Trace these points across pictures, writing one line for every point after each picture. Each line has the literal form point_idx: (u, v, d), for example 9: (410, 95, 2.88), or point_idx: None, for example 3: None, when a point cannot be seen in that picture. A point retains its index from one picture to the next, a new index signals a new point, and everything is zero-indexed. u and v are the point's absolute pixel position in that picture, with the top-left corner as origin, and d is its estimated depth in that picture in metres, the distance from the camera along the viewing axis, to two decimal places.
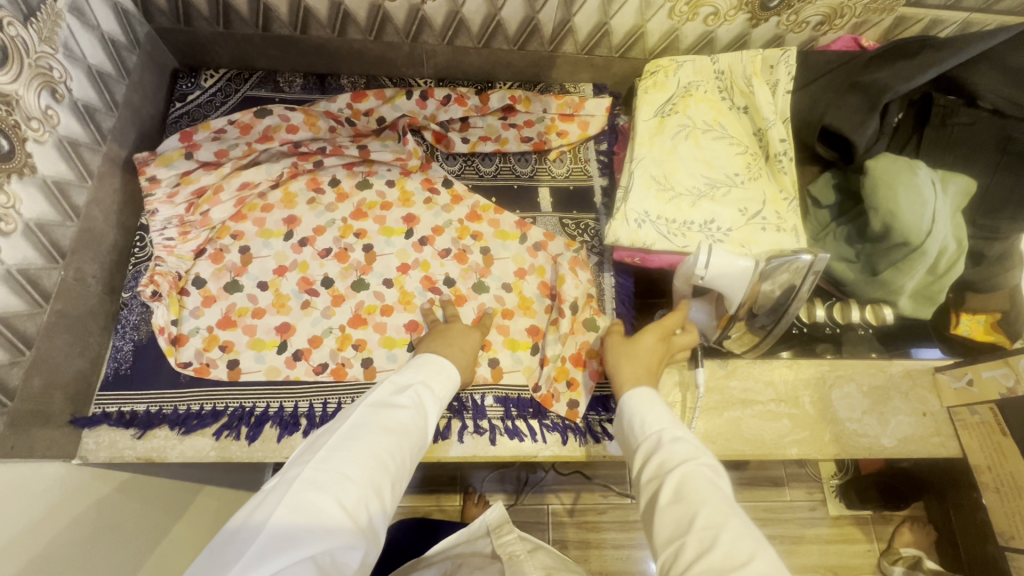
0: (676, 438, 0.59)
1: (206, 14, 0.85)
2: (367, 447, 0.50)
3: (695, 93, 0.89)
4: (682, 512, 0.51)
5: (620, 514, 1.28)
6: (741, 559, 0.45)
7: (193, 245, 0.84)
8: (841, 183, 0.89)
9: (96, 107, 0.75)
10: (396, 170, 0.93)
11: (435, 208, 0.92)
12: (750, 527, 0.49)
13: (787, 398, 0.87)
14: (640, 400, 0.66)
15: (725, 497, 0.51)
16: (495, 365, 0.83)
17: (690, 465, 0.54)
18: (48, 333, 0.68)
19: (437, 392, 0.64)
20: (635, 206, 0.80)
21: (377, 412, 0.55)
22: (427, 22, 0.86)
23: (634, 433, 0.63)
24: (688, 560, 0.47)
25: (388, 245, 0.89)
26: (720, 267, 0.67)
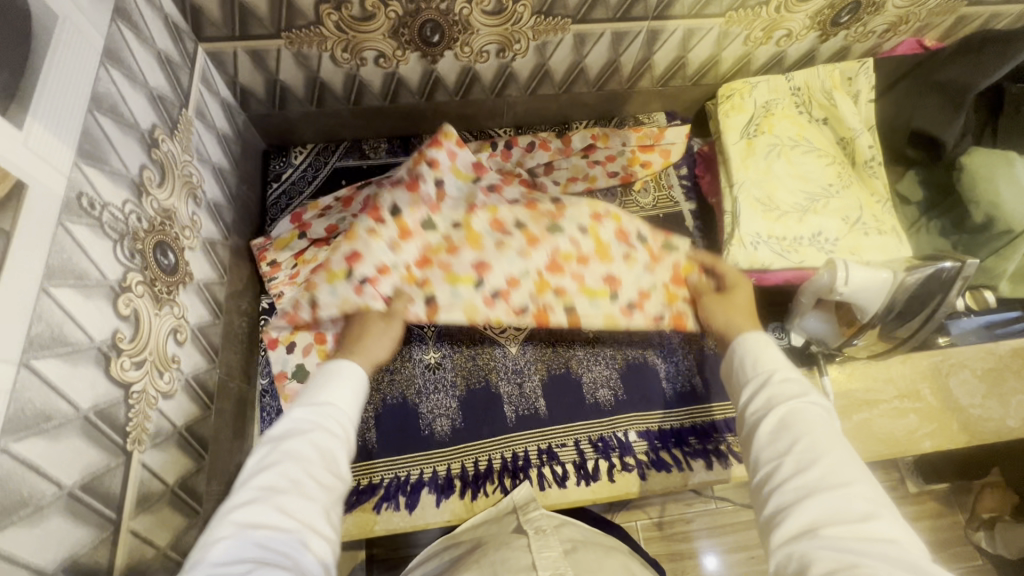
0: (789, 376, 0.58)
1: (301, 96, 0.87)
2: (264, 481, 0.47)
3: (776, 111, 0.92)
4: (785, 440, 0.53)
5: (709, 520, 1.30)
6: (842, 484, 0.47)
7: (284, 310, 0.78)
8: (927, 177, 0.92)
9: (221, 203, 0.77)
10: (461, 207, 0.79)
11: (510, 252, 0.77)
12: (854, 460, 0.50)
13: (909, 393, 0.89)
14: (756, 341, 0.63)
15: (832, 434, 0.53)
16: (571, 311, 0.78)
17: (805, 400, 0.55)
18: (216, 434, 0.69)
19: (342, 402, 0.57)
20: (747, 229, 0.82)
21: (267, 453, 0.50)
22: (514, 77, 0.89)
23: (745, 368, 0.62)
24: (788, 476, 0.50)
25: (454, 296, 0.74)
26: (861, 281, 0.70)
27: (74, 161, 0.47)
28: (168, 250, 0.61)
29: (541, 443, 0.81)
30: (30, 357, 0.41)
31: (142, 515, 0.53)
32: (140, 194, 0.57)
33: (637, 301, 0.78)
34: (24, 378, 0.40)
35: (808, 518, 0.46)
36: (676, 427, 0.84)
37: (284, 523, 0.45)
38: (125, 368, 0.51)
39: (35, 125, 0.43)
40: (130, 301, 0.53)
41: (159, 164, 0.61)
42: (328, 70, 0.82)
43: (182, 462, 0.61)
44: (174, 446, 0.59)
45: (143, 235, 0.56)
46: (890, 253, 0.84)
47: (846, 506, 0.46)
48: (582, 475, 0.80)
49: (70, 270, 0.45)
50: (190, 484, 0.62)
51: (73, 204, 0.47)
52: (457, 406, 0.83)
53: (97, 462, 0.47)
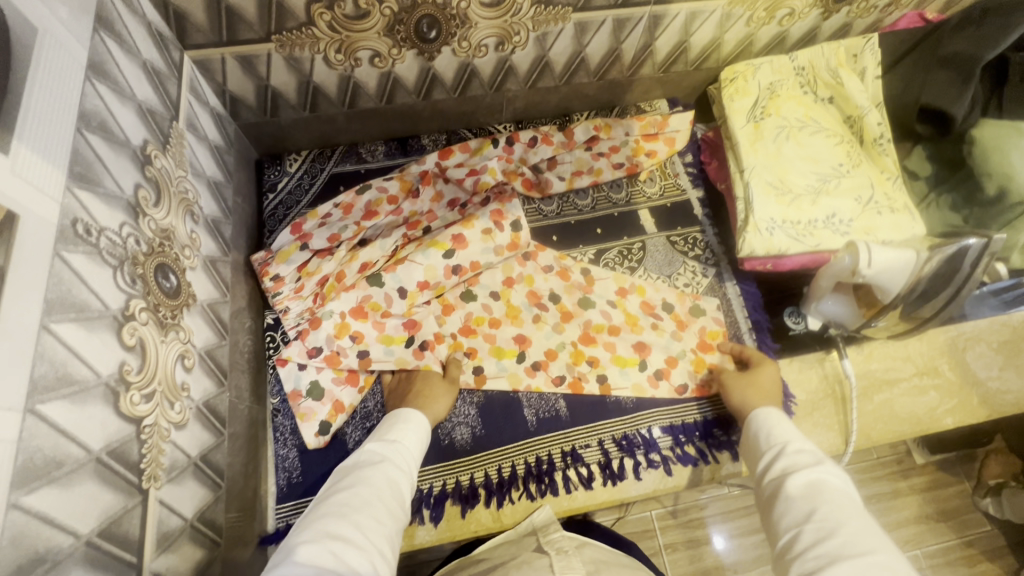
0: (802, 449, 0.60)
1: (294, 102, 0.83)
2: (341, 498, 0.50)
3: (781, 93, 0.90)
4: (803, 507, 0.52)
5: (724, 505, 1.29)
6: (858, 551, 0.46)
7: (311, 345, 0.77)
8: (935, 154, 0.91)
9: (219, 218, 0.73)
10: (500, 279, 0.87)
11: (545, 328, 0.85)
12: (881, 535, 0.48)
13: (927, 370, 0.89)
14: (772, 416, 0.67)
15: (851, 503, 0.52)
16: (604, 381, 0.82)
17: (819, 470, 0.56)
18: (230, 459, 0.66)
19: (408, 444, 0.62)
20: (762, 215, 0.81)
21: (344, 475, 0.54)
22: (513, 70, 0.86)
23: (761, 443, 0.65)
24: (807, 542, 0.49)
25: (500, 366, 0.82)
26: (884, 263, 0.69)
27: (67, 185, 0.44)
28: (169, 272, 0.58)
29: (565, 445, 0.79)
30: (35, 402, 0.38)
31: (164, 555, 0.50)
32: (137, 215, 0.54)
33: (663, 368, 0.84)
34: (31, 426, 0.37)
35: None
36: (700, 420, 0.82)
37: (366, 534, 0.46)
38: (135, 402, 0.48)
39: (23, 150, 0.40)
40: (135, 330, 0.50)
41: (154, 182, 0.58)
42: (321, 73, 0.79)
43: (200, 494, 0.58)
44: (190, 477, 0.56)
45: (142, 258, 0.53)
46: (904, 231, 0.83)
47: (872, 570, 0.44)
48: (608, 474, 0.78)
49: (70, 303, 0.42)
50: (208, 515, 0.59)
51: (68, 232, 0.43)
52: (475, 414, 0.80)
53: (114, 504, 0.44)
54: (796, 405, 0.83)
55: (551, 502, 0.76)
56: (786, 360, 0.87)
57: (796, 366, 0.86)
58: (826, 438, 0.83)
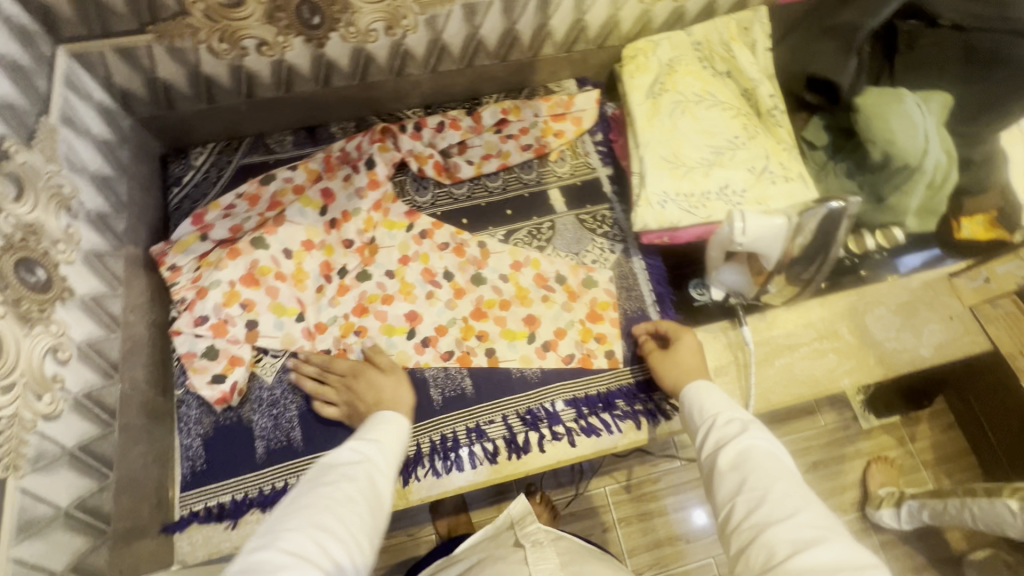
0: (733, 416, 0.63)
1: (188, 93, 0.83)
2: (327, 490, 0.52)
3: (679, 68, 0.92)
4: (736, 479, 0.55)
5: (674, 477, 1.32)
6: (785, 514, 0.49)
7: (198, 314, 0.78)
8: (830, 123, 0.94)
9: (107, 212, 0.73)
10: (396, 257, 0.89)
11: (438, 304, 0.87)
12: (803, 492, 0.52)
13: (828, 334, 0.92)
14: (700, 391, 0.69)
15: (781, 468, 0.55)
16: (492, 354, 0.85)
17: (748, 437, 0.59)
18: (122, 450, 0.67)
19: (386, 439, 0.63)
20: (655, 189, 0.82)
21: (329, 469, 0.56)
22: (410, 55, 0.86)
23: (695, 417, 0.67)
24: (741, 515, 0.52)
25: (390, 345, 0.84)
26: (758, 229, 0.71)
27: None
28: (36, 267, 0.58)
29: (469, 422, 0.81)
30: None
31: (29, 542, 0.51)
32: None
33: (551, 339, 0.86)
34: None
35: (765, 553, 0.47)
36: (604, 391, 0.84)
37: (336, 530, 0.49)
38: None
39: None
40: None
41: (15, 177, 0.58)
42: (209, 64, 0.78)
43: (79, 483, 0.59)
44: (65, 467, 0.57)
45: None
46: (796, 200, 0.86)
47: (797, 532, 0.47)
48: (513, 448, 0.80)
49: None
50: (91, 504, 0.60)
51: None
52: None
53: None
54: (696, 371, 0.85)
55: (455, 477, 0.79)
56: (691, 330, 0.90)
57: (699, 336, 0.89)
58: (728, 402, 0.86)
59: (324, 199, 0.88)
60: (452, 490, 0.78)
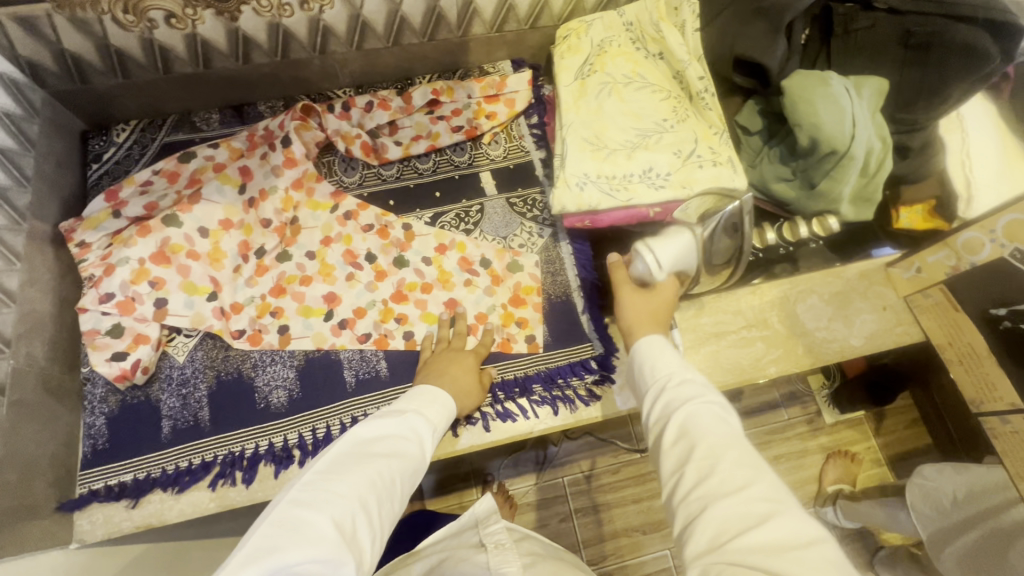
0: (683, 379, 0.57)
1: (101, 67, 0.81)
2: (380, 462, 0.53)
3: (610, 49, 0.90)
4: (682, 450, 0.50)
5: (633, 469, 1.30)
6: (735, 486, 0.45)
7: (103, 291, 0.77)
8: (764, 107, 0.91)
9: (6, 186, 0.72)
10: (318, 238, 0.88)
11: (358, 286, 0.86)
12: (756, 459, 0.48)
13: (757, 322, 0.91)
14: (651, 347, 0.63)
15: (731, 435, 0.50)
16: (410, 337, 0.83)
17: (696, 402, 0.53)
18: (13, 426, 0.66)
19: (431, 415, 0.64)
20: (574, 171, 0.81)
21: (378, 440, 0.56)
22: (330, 31, 0.85)
23: (643, 378, 0.61)
24: (689, 488, 0.48)
25: (306, 327, 0.83)
26: (670, 257, 0.73)
27: None
28: None
29: (381, 404, 0.79)
30: None
31: None
32: None
33: (472, 324, 0.85)
34: None
35: (711, 531, 0.43)
36: (520, 376, 0.83)
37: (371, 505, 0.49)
38: None
39: None
40: None
41: None
42: (117, 36, 0.77)
43: None
44: None
45: None
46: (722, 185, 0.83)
47: (745, 507, 0.44)
48: None
49: None
50: None
51: None
52: (294, 377, 0.80)
53: None
54: (617, 358, 0.83)
55: None
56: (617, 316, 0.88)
57: None
58: None
59: (243, 177, 0.87)
60: None
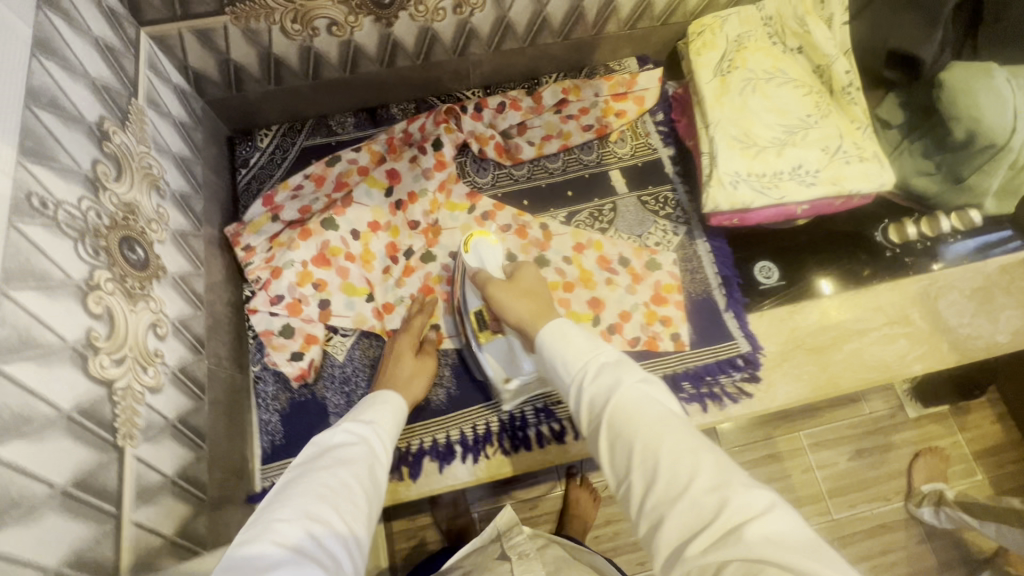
0: (599, 366, 0.57)
1: (258, 75, 0.83)
2: (327, 476, 0.52)
3: (748, 44, 0.89)
4: (624, 450, 0.49)
5: None
6: (682, 481, 0.44)
7: (274, 292, 0.80)
8: (907, 100, 0.89)
9: (188, 193, 0.75)
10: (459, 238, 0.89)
11: None
12: (702, 439, 0.47)
13: (897, 319, 0.90)
14: (558, 336, 0.62)
15: (659, 415, 0.49)
16: None
17: (619, 392, 0.53)
18: (211, 423, 0.69)
19: (381, 421, 0.64)
20: (726, 169, 0.81)
21: (324, 456, 0.55)
22: (475, 33, 0.85)
23: (558, 372, 0.60)
24: (640, 497, 0.46)
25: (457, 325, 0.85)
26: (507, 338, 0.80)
27: (18, 160, 0.46)
28: (136, 245, 0.60)
29: (536, 403, 0.82)
30: None
31: (146, 509, 0.54)
32: (97, 189, 0.55)
33: (616, 322, 0.86)
34: None
35: (677, 531, 0.42)
36: (669, 374, 0.84)
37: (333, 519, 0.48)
38: (104, 365, 0.51)
39: None
40: (101, 299, 0.53)
41: (114, 158, 0.59)
42: (280, 45, 0.79)
43: (181, 455, 0.61)
44: (169, 438, 0.60)
45: (105, 231, 0.55)
46: (872, 180, 0.83)
47: (693, 504, 0.42)
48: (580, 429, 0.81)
49: (30, 272, 0.45)
50: (190, 473, 0.63)
51: (23, 205, 0.45)
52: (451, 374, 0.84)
53: (91, 460, 0.47)
54: (762, 355, 0.85)
55: (524, 456, 0.80)
56: (758, 315, 0.89)
57: (766, 319, 0.88)
58: (796, 387, 0.85)
59: (390, 180, 0.89)
60: (522, 469, 0.79)
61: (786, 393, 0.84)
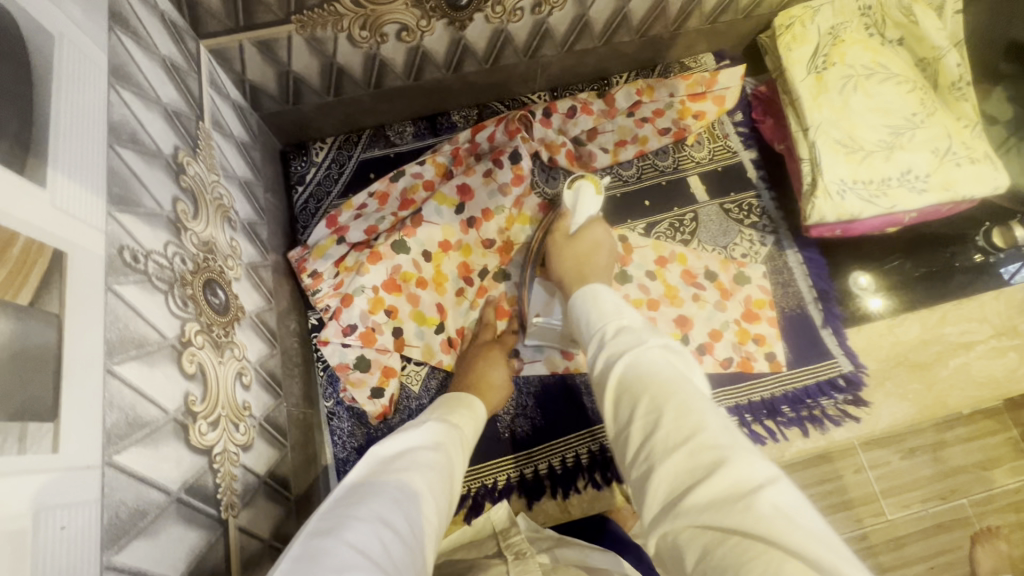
0: (624, 328, 0.54)
1: (317, 86, 0.77)
2: (401, 476, 0.46)
3: (845, 37, 0.81)
4: (626, 406, 0.46)
5: None
6: (684, 433, 0.40)
7: (345, 323, 0.75)
8: (1017, 94, 0.82)
9: (254, 220, 0.70)
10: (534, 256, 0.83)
11: None
12: (701, 400, 0.43)
13: (1005, 330, 0.82)
14: (586, 298, 0.61)
15: (677, 376, 0.45)
16: None
17: (641, 348, 0.49)
18: (294, 470, 0.65)
19: (457, 425, 0.58)
20: (831, 177, 0.75)
21: (398, 456, 0.49)
22: (550, 34, 0.79)
23: (585, 327, 0.58)
24: (637, 445, 0.43)
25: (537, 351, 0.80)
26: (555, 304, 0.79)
27: (107, 210, 0.40)
28: (217, 287, 0.54)
29: None
30: (112, 454, 0.35)
31: None
32: (179, 231, 0.50)
33: (706, 342, 0.81)
34: (111, 480, 0.35)
35: (669, 485, 0.38)
36: (766, 397, 0.79)
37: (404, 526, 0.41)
38: (203, 432, 0.45)
39: (60, 179, 0.36)
40: (194, 356, 0.47)
41: (190, 192, 0.53)
42: (345, 53, 0.72)
43: (273, 511, 0.57)
44: (262, 497, 0.55)
45: (190, 277, 0.50)
46: (986, 183, 0.75)
47: (693, 457, 0.38)
48: None
49: (129, 340, 0.39)
50: (284, 530, 0.59)
51: (116, 262, 0.40)
52: (534, 404, 0.78)
53: (200, 542, 0.43)
54: (866, 375, 0.79)
55: (617, 491, 0.74)
56: (856, 330, 0.82)
57: (865, 335, 0.82)
58: (901, 408, 0.79)
59: (461, 196, 0.82)
60: (616, 504, 0.74)
61: (891, 416, 0.78)
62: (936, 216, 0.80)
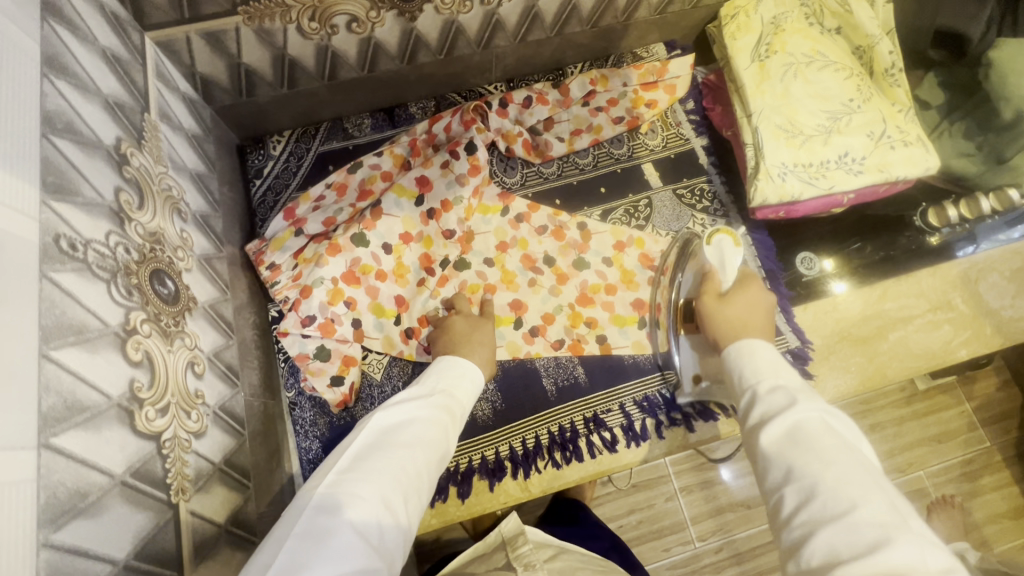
0: (777, 386, 0.52)
1: (270, 78, 0.77)
2: (404, 453, 0.47)
3: (786, 26, 0.84)
4: (782, 468, 0.45)
5: None
6: (842, 508, 0.40)
7: (304, 314, 0.75)
8: (946, 80, 0.89)
9: (208, 213, 0.70)
10: (493, 244, 0.85)
11: (542, 292, 0.84)
12: (873, 480, 0.42)
13: (939, 304, 0.86)
14: (743, 354, 0.59)
15: (850, 452, 0.44)
16: (603, 341, 0.82)
17: (795, 411, 0.48)
18: (254, 458, 0.65)
19: (458, 398, 0.59)
20: (773, 160, 0.78)
21: (403, 428, 0.50)
22: (501, 25, 0.80)
23: (741, 382, 0.57)
24: (793, 507, 0.43)
25: (498, 336, 0.81)
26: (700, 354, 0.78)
27: (41, 199, 0.41)
28: (165, 278, 0.54)
29: (587, 412, 0.79)
30: (47, 437, 0.36)
31: (203, 564, 0.50)
32: (122, 221, 0.50)
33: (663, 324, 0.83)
34: (47, 461, 0.35)
35: (823, 554, 0.39)
36: None
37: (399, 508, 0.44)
38: (150, 418, 0.46)
39: None
40: (140, 344, 0.47)
41: (135, 183, 0.53)
42: (296, 45, 0.72)
43: (230, 498, 0.58)
44: (217, 483, 0.55)
45: (135, 267, 0.50)
46: (917, 165, 0.79)
47: (852, 530, 0.38)
48: (630, 436, 0.78)
49: (66, 327, 0.39)
50: (241, 516, 0.59)
51: (51, 250, 0.40)
52: (495, 388, 0.79)
53: (146, 526, 0.43)
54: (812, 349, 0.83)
55: (577, 469, 0.77)
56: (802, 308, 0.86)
57: (810, 313, 0.86)
58: (843, 381, 0.83)
59: (421, 188, 0.84)
60: (575, 480, 0.77)
61: (834, 387, 0.82)
62: (874, 197, 0.84)
